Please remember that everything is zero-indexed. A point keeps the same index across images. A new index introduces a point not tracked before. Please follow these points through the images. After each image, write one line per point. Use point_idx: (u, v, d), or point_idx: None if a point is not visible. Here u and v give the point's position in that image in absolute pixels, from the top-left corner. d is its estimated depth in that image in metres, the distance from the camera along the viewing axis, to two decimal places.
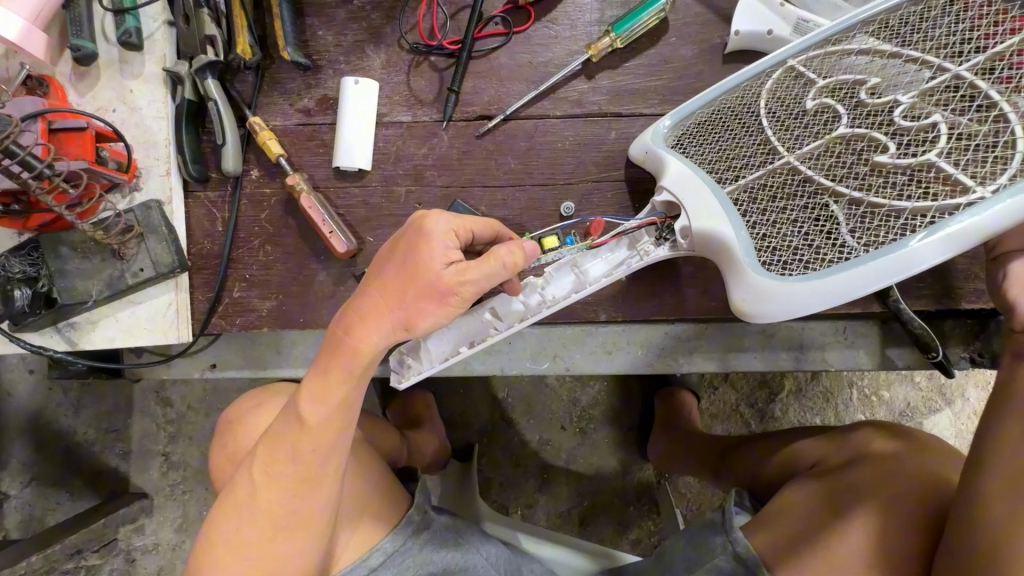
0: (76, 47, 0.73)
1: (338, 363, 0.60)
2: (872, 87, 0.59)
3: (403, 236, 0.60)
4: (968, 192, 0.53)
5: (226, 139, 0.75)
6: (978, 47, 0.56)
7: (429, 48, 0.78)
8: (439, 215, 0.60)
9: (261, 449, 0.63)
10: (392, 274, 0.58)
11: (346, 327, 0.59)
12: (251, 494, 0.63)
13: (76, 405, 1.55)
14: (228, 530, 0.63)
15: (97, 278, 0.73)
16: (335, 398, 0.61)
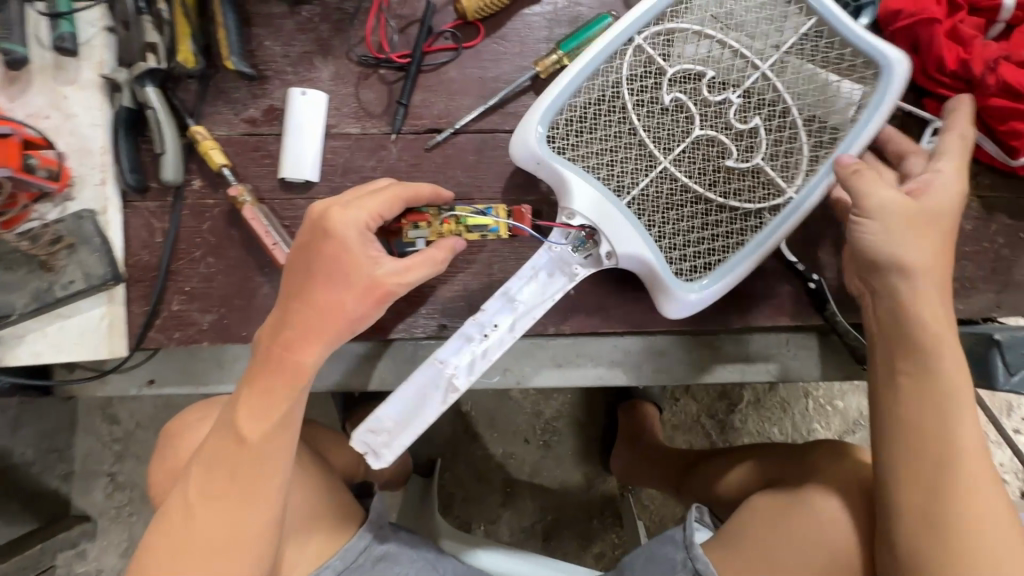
0: (6, 51, 0.71)
1: (274, 371, 0.61)
2: (709, 82, 0.73)
3: (312, 240, 0.61)
4: (784, 191, 0.73)
5: (166, 147, 0.74)
6: (773, 48, 0.74)
7: (378, 61, 0.78)
8: (345, 213, 0.61)
9: (198, 467, 0.61)
10: (313, 284, 0.60)
11: (276, 332, 0.61)
12: (188, 516, 0.60)
13: (14, 424, 1.47)
14: (163, 565, 0.58)
15: (23, 290, 0.70)
16: (278, 411, 0.61)
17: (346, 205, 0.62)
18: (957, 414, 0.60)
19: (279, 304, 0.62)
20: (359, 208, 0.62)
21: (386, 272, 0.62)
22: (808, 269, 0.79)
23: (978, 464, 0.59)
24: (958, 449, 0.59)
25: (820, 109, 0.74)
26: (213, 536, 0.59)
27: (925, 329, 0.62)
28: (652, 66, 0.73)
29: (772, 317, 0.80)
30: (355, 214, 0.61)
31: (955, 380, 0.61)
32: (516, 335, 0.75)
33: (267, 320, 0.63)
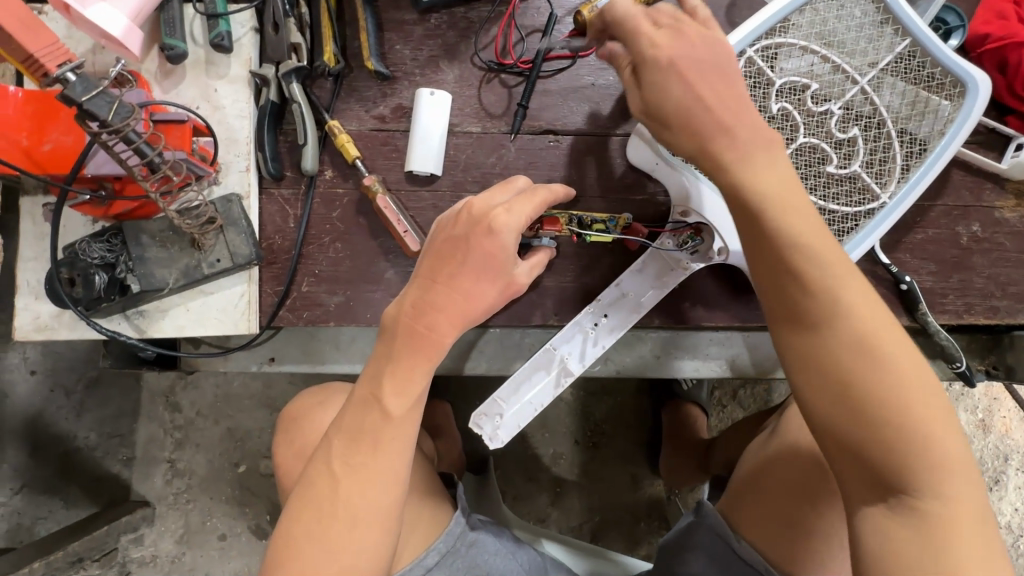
0: (169, 46, 0.76)
1: (416, 357, 0.54)
2: (813, 94, 0.78)
3: (465, 229, 0.55)
4: (878, 197, 0.78)
5: (307, 138, 0.79)
6: (871, 63, 0.79)
7: (502, 66, 0.84)
8: (508, 215, 0.56)
9: (337, 439, 0.54)
10: (466, 274, 0.55)
11: (420, 324, 0.55)
12: (329, 489, 0.52)
13: (79, 408, 1.49)
14: (304, 543, 0.51)
15: (174, 266, 0.74)
16: (419, 387, 0.55)
17: (506, 204, 0.56)
18: (821, 321, 0.54)
19: (421, 287, 0.56)
20: (520, 207, 0.57)
21: (523, 273, 0.58)
22: (900, 272, 0.83)
23: (870, 379, 0.52)
24: (874, 365, 0.52)
25: (913, 120, 0.79)
26: (354, 512, 0.52)
27: (815, 233, 0.55)
28: (759, 78, 0.78)
29: None
30: (519, 217, 0.56)
31: (828, 290, 0.54)
32: (627, 325, 0.80)
33: (406, 301, 0.56)
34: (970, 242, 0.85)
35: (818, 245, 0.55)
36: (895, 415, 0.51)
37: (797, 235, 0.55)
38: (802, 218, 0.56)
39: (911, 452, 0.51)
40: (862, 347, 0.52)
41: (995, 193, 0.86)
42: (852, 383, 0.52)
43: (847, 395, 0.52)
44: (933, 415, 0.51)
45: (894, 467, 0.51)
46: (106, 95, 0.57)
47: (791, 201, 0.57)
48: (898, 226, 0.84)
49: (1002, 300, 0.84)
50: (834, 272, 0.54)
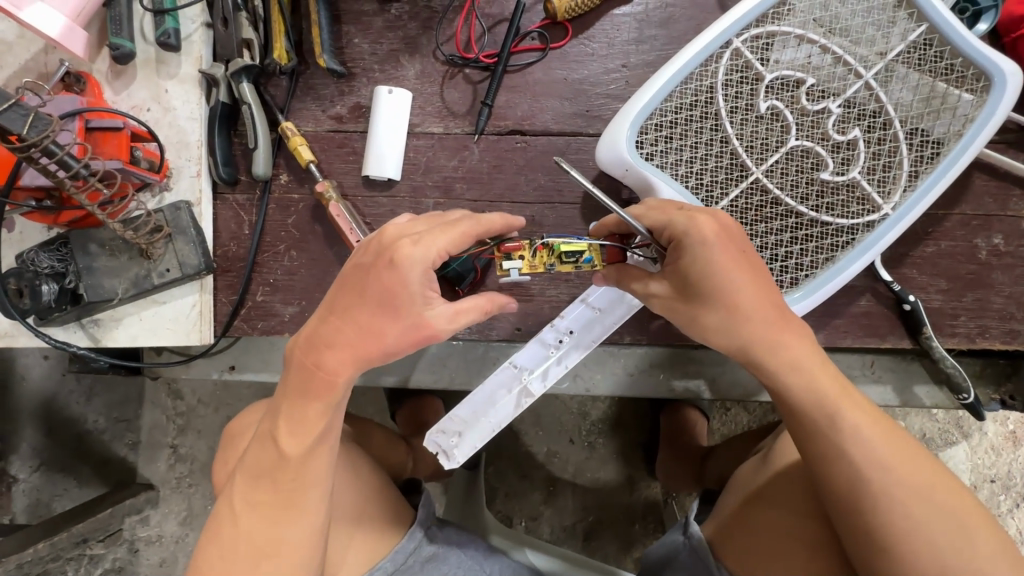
0: (114, 46, 0.73)
1: (312, 396, 0.58)
2: (809, 90, 0.69)
3: (366, 259, 0.55)
4: (879, 209, 0.69)
5: (257, 142, 0.75)
6: (879, 54, 0.69)
7: (466, 61, 0.78)
8: (414, 247, 0.55)
9: (242, 475, 0.61)
10: (368, 297, 0.55)
11: (314, 357, 0.57)
12: (233, 524, 0.60)
13: (88, 393, 1.46)
14: (210, 572, 0.59)
15: (123, 276, 0.73)
16: (314, 429, 0.59)
17: (414, 235, 0.55)
18: (792, 402, 0.58)
19: (320, 320, 0.57)
20: (434, 239, 0.56)
21: (437, 317, 0.56)
22: (903, 290, 0.74)
23: (868, 448, 0.55)
24: (839, 440, 0.56)
25: (926, 120, 0.70)
26: (255, 546, 0.59)
27: (766, 317, 0.56)
28: (747, 72, 0.70)
29: (865, 337, 0.76)
30: (425, 249, 0.55)
31: (782, 373, 0.57)
32: (592, 342, 0.75)
33: (305, 334, 0.58)
34: (989, 256, 0.75)
35: (772, 330, 0.57)
36: (876, 482, 0.55)
37: (751, 325, 0.56)
38: (756, 307, 0.56)
39: (908, 519, 0.53)
40: (827, 425, 0.56)
41: None
42: (834, 458, 0.56)
43: (838, 470, 0.56)
44: (913, 466, 0.55)
45: (928, 539, 0.53)
46: (20, 107, 0.56)
47: (746, 285, 0.56)
48: (903, 238, 0.75)
49: None
50: (785, 353, 0.57)
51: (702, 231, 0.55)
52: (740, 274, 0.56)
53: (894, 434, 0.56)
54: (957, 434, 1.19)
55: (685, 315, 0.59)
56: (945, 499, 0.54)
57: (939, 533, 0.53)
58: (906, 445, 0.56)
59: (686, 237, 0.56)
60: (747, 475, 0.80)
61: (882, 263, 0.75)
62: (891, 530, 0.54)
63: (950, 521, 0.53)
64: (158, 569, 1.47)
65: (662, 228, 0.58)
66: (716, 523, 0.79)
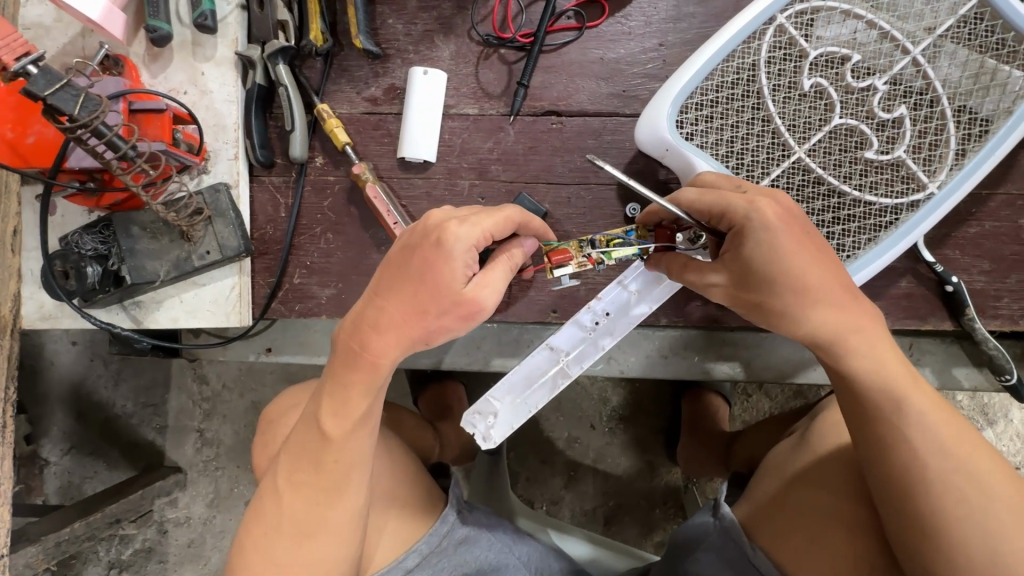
0: (152, 28, 0.73)
1: (357, 378, 0.58)
2: (854, 67, 0.68)
3: (417, 242, 0.56)
4: (924, 188, 0.68)
5: (294, 124, 0.75)
6: (927, 29, 0.68)
7: (501, 41, 0.77)
8: (461, 226, 0.55)
9: (288, 455, 0.63)
10: (413, 279, 0.55)
11: (357, 339, 0.57)
12: (277, 503, 0.62)
13: (116, 377, 1.48)
14: (256, 545, 0.62)
15: (164, 258, 0.74)
16: (355, 411, 0.59)
17: (460, 217, 0.56)
18: (860, 386, 0.57)
19: (370, 303, 0.57)
20: (478, 221, 0.56)
21: (477, 291, 0.57)
22: (947, 271, 0.73)
23: (931, 433, 0.55)
24: (901, 425, 0.56)
25: (975, 97, 0.68)
26: (297, 524, 0.62)
27: (838, 300, 0.56)
28: (790, 49, 0.69)
29: (905, 318, 0.75)
30: (470, 230, 0.55)
31: (852, 359, 0.57)
32: (628, 325, 0.74)
33: (349, 317, 0.58)
34: None
35: (841, 313, 0.56)
36: (938, 470, 0.55)
37: (823, 308, 0.56)
38: (826, 291, 0.55)
39: (967, 509, 0.54)
40: (892, 411, 0.56)
41: None
42: (894, 443, 0.57)
43: (898, 458, 0.56)
44: (973, 453, 0.55)
45: (982, 531, 0.53)
46: (71, 88, 0.56)
47: (813, 267, 0.55)
48: (945, 218, 0.74)
49: None
50: (855, 339, 0.56)
51: (765, 214, 0.54)
52: (810, 258, 0.55)
53: (957, 426, 0.56)
54: (982, 420, 1.19)
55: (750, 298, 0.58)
56: (1005, 492, 0.54)
57: (995, 524, 0.53)
58: (968, 437, 0.56)
59: (750, 222, 0.55)
60: (783, 456, 0.80)
61: (924, 244, 0.74)
62: (948, 519, 0.54)
63: (1007, 513, 0.53)
64: (187, 550, 1.50)
65: (719, 215, 0.57)
66: (747, 502, 0.80)
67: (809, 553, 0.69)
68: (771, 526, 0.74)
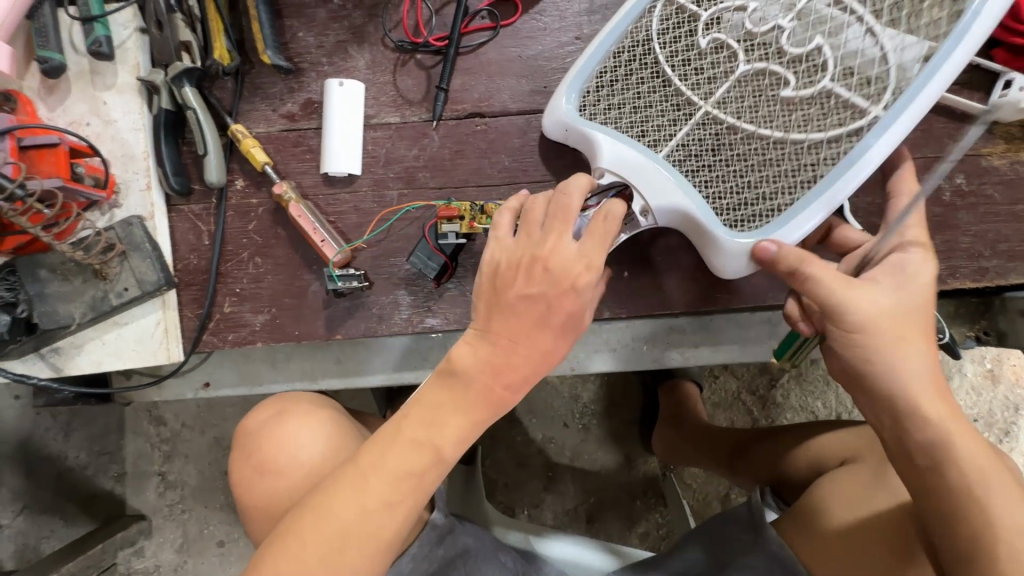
0: (43, 59, 0.69)
1: (475, 400, 0.57)
2: (755, 11, 0.62)
3: (558, 276, 0.56)
4: (866, 113, 0.60)
5: (207, 148, 0.72)
6: None
7: (415, 45, 0.76)
8: (589, 272, 0.56)
9: (382, 472, 0.55)
10: (521, 306, 0.56)
11: (499, 379, 0.57)
12: (367, 518, 0.54)
13: (66, 428, 1.40)
14: (317, 558, 0.52)
15: (80, 299, 0.70)
16: (474, 434, 0.58)
17: (585, 259, 0.57)
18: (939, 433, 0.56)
19: (480, 335, 0.58)
20: (594, 253, 0.58)
21: (590, 319, 0.59)
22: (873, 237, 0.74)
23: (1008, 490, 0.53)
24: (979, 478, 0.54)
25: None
26: (379, 538, 0.54)
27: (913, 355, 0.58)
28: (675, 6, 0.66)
29: None
30: (599, 272, 0.57)
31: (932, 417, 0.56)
32: None
33: (477, 351, 0.57)
34: (954, 197, 0.76)
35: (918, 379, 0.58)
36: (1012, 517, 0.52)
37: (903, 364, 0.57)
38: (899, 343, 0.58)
39: None
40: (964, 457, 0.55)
41: (982, 139, 0.76)
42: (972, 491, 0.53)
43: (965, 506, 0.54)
44: None
45: None
46: None
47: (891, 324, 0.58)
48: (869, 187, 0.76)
49: (992, 259, 0.76)
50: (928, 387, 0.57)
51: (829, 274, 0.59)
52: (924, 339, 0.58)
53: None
54: None
55: (861, 353, 0.58)
56: None
57: None
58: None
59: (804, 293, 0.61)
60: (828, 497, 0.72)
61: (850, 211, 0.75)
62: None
63: None
64: None
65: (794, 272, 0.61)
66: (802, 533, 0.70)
67: None
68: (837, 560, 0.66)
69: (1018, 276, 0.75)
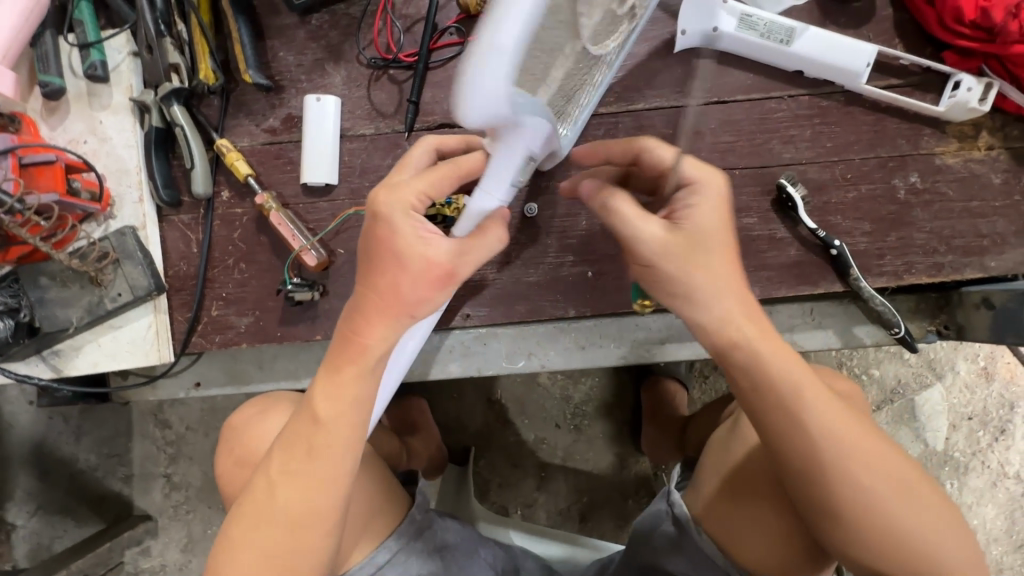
0: (44, 83, 0.75)
1: (344, 360, 0.58)
2: None
3: (374, 230, 0.56)
4: None
5: (194, 162, 0.77)
6: None
7: (388, 62, 0.80)
8: (392, 200, 0.56)
9: (279, 446, 0.60)
10: (367, 256, 0.57)
11: (352, 326, 0.58)
12: (269, 492, 0.58)
13: (76, 432, 1.46)
14: (252, 540, 0.58)
15: (77, 304, 0.75)
16: (352, 394, 0.58)
17: (396, 186, 0.56)
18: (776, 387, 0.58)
19: (358, 301, 0.58)
20: (413, 184, 0.56)
21: (440, 252, 0.55)
22: (829, 235, 0.77)
23: (834, 432, 0.57)
24: (805, 423, 0.57)
25: None
26: (308, 514, 0.58)
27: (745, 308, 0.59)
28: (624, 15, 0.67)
29: (797, 285, 0.79)
30: (402, 195, 0.56)
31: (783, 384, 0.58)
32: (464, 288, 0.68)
33: (345, 317, 0.59)
34: (908, 195, 0.79)
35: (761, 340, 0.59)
36: (835, 456, 0.57)
37: (737, 324, 0.59)
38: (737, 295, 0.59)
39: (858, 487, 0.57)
40: (795, 407, 0.58)
41: (935, 138, 0.79)
42: (803, 440, 0.57)
43: (803, 455, 0.58)
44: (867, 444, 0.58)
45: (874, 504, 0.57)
46: None
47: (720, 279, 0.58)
48: (824, 187, 0.79)
49: (947, 255, 0.78)
50: (763, 344, 0.58)
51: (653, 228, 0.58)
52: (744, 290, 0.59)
53: (854, 428, 0.58)
54: (930, 375, 1.21)
55: (725, 337, 0.59)
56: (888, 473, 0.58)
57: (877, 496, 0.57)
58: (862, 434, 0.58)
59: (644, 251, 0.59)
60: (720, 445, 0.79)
61: (806, 211, 0.78)
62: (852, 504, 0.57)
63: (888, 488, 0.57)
64: None
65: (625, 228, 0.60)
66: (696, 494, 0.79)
67: (748, 529, 0.72)
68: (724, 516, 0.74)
69: (973, 271, 0.78)
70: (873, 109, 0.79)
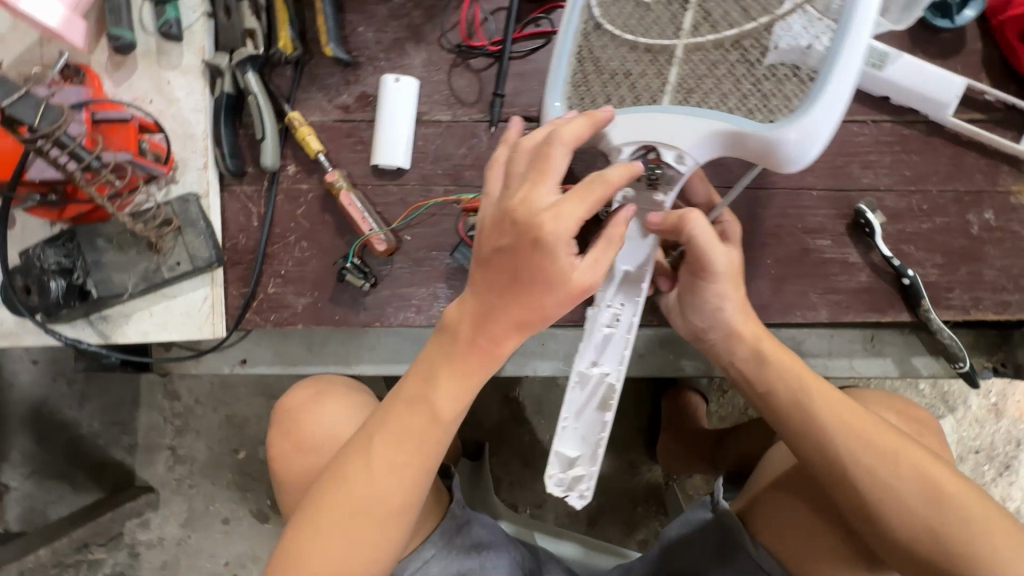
0: (115, 36, 0.72)
1: (469, 359, 0.56)
2: None
3: (525, 249, 0.50)
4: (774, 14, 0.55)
5: (265, 133, 0.74)
6: None
7: (471, 48, 0.78)
8: (557, 223, 0.49)
9: (381, 436, 0.56)
10: (503, 265, 0.52)
11: (486, 333, 0.55)
12: (367, 471, 0.56)
13: (81, 396, 1.41)
14: (334, 525, 0.56)
15: (134, 270, 0.73)
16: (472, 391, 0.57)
17: (553, 209, 0.49)
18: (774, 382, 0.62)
19: (482, 302, 0.54)
20: (571, 208, 0.50)
21: (586, 274, 0.52)
22: (903, 264, 0.77)
23: (840, 423, 0.58)
24: (807, 414, 0.59)
25: None
26: (386, 508, 0.56)
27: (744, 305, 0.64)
28: None
29: (865, 311, 0.78)
30: (569, 223, 0.49)
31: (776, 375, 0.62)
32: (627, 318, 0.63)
33: (470, 309, 0.55)
34: (981, 231, 0.79)
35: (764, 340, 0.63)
36: (847, 450, 0.57)
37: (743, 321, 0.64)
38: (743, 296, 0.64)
39: (884, 486, 0.56)
40: (793, 399, 0.60)
41: (1012, 176, 0.79)
42: (814, 436, 0.59)
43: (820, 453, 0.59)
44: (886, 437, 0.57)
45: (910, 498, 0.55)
46: (31, 97, 0.55)
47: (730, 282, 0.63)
48: (900, 216, 0.79)
49: (1014, 293, 0.78)
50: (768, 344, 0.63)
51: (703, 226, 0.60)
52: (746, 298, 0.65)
53: (865, 420, 0.58)
54: (943, 407, 1.22)
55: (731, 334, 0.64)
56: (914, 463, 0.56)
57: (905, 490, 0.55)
58: (875, 426, 0.58)
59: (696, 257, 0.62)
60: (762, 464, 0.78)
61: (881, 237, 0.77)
62: (882, 502, 0.56)
63: (920, 486, 0.55)
64: (160, 573, 1.42)
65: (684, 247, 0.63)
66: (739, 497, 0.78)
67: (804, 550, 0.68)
68: (766, 526, 0.72)
69: None
70: (954, 141, 0.79)
